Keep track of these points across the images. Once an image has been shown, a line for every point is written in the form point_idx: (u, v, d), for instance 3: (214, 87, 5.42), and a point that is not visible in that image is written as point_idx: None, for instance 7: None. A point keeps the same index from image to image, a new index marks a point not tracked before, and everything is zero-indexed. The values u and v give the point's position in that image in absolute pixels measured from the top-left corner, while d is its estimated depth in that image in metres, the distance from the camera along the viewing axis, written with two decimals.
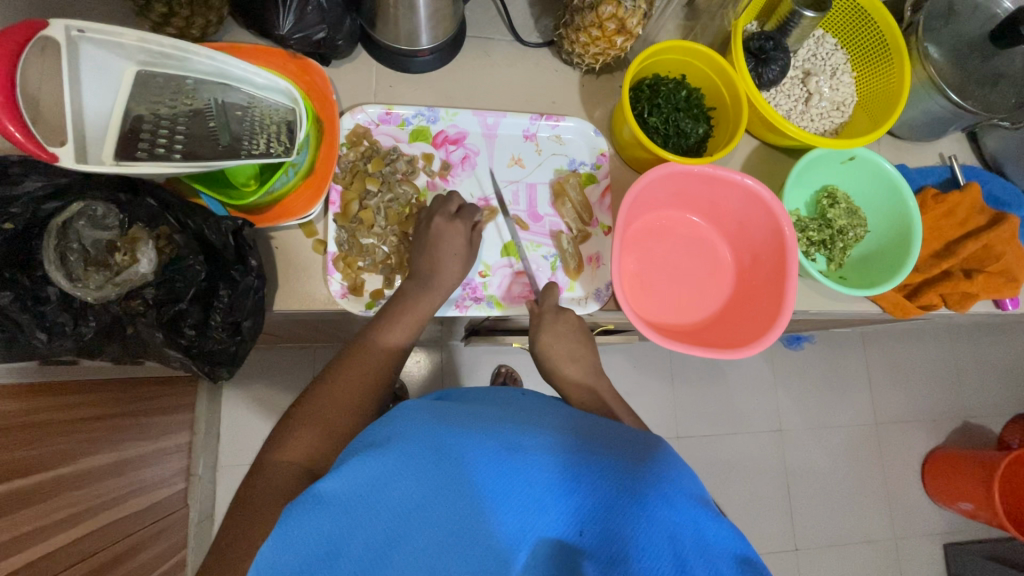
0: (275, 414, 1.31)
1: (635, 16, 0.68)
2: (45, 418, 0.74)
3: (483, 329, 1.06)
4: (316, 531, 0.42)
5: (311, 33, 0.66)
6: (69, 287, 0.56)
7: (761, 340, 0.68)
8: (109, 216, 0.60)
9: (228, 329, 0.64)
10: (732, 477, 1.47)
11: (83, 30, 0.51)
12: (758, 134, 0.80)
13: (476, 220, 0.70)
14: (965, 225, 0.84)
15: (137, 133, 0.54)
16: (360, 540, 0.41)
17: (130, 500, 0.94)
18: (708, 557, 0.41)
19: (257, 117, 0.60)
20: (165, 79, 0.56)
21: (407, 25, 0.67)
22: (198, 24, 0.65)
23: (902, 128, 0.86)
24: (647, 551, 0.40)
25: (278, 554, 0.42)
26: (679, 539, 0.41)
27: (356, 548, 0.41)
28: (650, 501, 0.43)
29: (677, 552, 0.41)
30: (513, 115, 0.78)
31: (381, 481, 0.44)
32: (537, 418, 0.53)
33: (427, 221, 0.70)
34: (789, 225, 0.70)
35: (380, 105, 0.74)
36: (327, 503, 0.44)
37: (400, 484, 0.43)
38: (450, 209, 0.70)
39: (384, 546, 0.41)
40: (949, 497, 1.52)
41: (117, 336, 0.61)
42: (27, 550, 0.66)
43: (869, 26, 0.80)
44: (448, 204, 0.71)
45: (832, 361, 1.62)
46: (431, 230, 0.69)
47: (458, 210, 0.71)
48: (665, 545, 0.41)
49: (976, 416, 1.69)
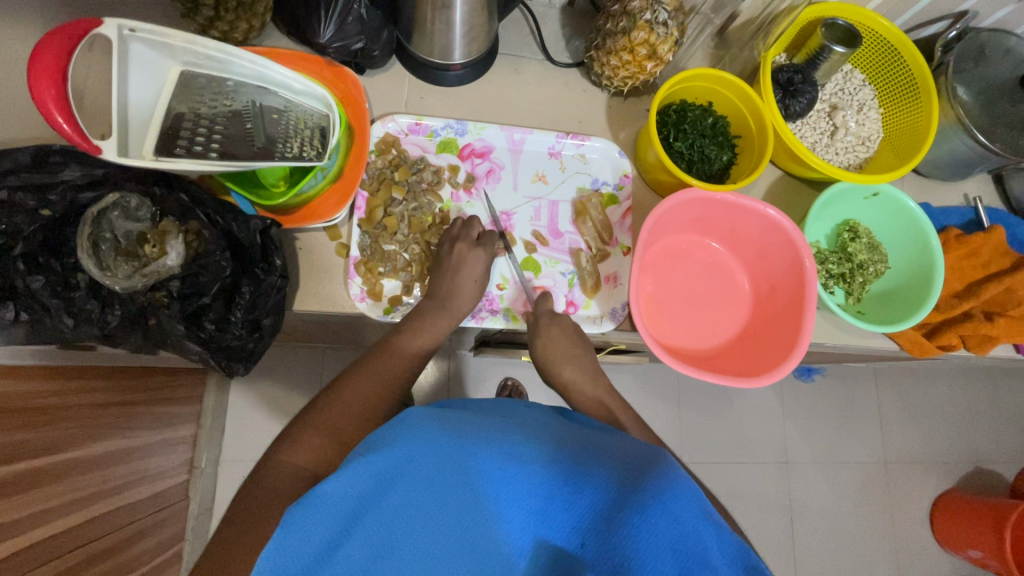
0: (281, 412, 1.32)
1: (667, 43, 0.69)
2: (57, 403, 0.75)
3: (494, 341, 1.07)
4: (315, 535, 0.42)
5: (349, 43, 0.68)
6: (99, 275, 0.58)
7: (777, 370, 0.67)
8: (142, 209, 0.62)
9: (247, 326, 0.65)
10: (735, 507, 1.45)
11: (134, 29, 0.52)
12: (781, 165, 0.81)
13: (491, 240, 0.71)
14: (988, 267, 0.83)
15: (177, 130, 0.55)
16: (357, 544, 0.41)
17: (132, 489, 0.95)
18: (710, 568, 0.41)
19: (292, 120, 0.62)
20: (206, 79, 0.58)
21: (443, 39, 0.69)
22: (241, 29, 0.67)
23: (927, 167, 0.86)
24: (647, 561, 0.39)
25: (275, 558, 0.42)
26: (683, 549, 0.41)
27: (354, 553, 0.41)
28: (653, 509, 0.42)
29: (681, 560, 0.40)
30: (540, 132, 0.79)
31: (380, 488, 0.44)
32: (541, 428, 0.53)
33: (450, 246, 0.70)
34: (809, 256, 0.70)
35: (410, 116, 0.76)
36: (328, 508, 0.43)
37: (400, 491, 0.43)
38: (469, 233, 0.71)
39: (381, 552, 0.41)
40: (958, 543, 1.48)
41: (139, 326, 0.62)
42: (24, 534, 0.66)
43: (898, 64, 0.80)
44: (465, 227, 0.72)
45: (842, 396, 1.60)
46: (446, 256, 0.70)
47: (479, 237, 0.72)
48: (669, 553, 0.41)
49: (989, 461, 1.65)
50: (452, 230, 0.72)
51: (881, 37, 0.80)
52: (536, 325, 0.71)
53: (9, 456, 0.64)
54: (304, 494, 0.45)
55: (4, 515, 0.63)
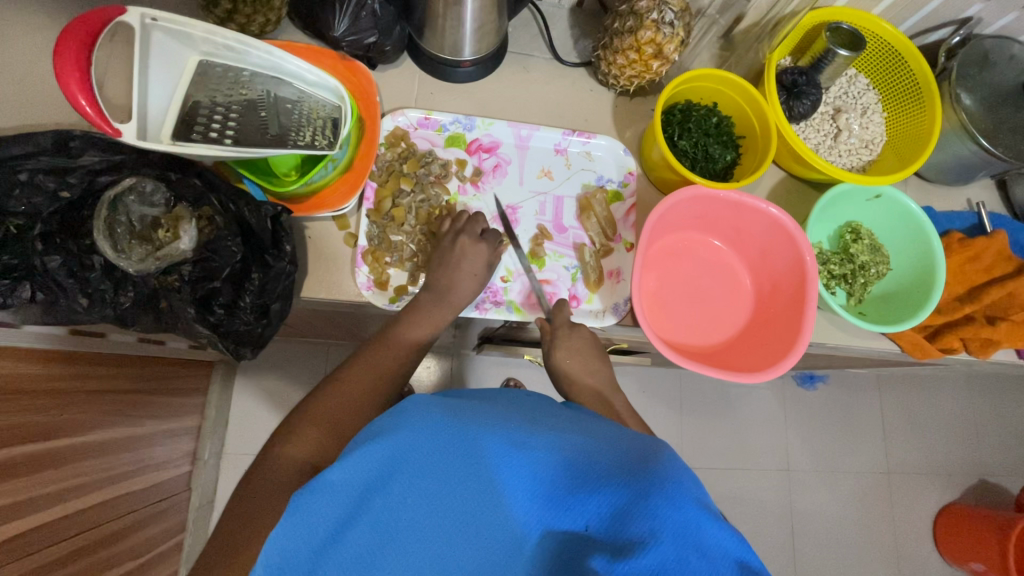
0: (284, 407, 1.33)
1: (673, 42, 0.70)
2: (66, 388, 0.76)
3: (496, 338, 1.07)
4: (322, 519, 0.44)
5: (362, 37, 0.70)
6: (113, 257, 0.59)
7: (777, 367, 0.68)
8: (157, 194, 0.63)
9: (256, 311, 0.66)
10: (736, 514, 1.44)
11: (156, 19, 0.55)
12: (785, 166, 0.82)
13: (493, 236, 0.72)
14: (991, 271, 0.84)
15: (193, 117, 0.57)
16: (363, 528, 0.43)
17: (136, 477, 0.96)
18: (711, 561, 0.41)
19: (305, 110, 0.63)
20: (223, 70, 0.60)
21: (453, 35, 0.71)
22: (257, 22, 0.69)
23: (930, 171, 0.87)
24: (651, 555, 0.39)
25: (284, 540, 0.43)
26: (685, 541, 0.41)
27: (360, 536, 0.42)
28: (654, 500, 0.42)
29: (684, 551, 0.40)
30: (546, 129, 0.80)
31: (384, 472, 0.44)
32: (543, 417, 0.54)
33: (453, 238, 0.71)
34: (811, 254, 0.70)
35: (420, 110, 0.77)
36: (335, 491, 0.45)
37: (404, 476, 0.44)
38: (473, 227, 0.72)
39: (386, 535, 0.42)
40: (960, 556, 1.47)
41: (152, 308, 0.63)
42: (28, 516, 0.67)
43: (901, 68, 0.81)
44: (470, 221, 0.73)
45: (845, 404, 1.60)
46: (448, 248, 0.70)
47: (484, 231, 0.73)
48: (672, 544, 0.40)
49: (993, 473, 1.64)
50: (457, 223, 0.72)
51: (885, 42, 0.81)
52: (553, 335, 0.71)
53: (16, 437, 0.66)
54: (310, 481, 0.46)
55: (9, 496, 0.64)
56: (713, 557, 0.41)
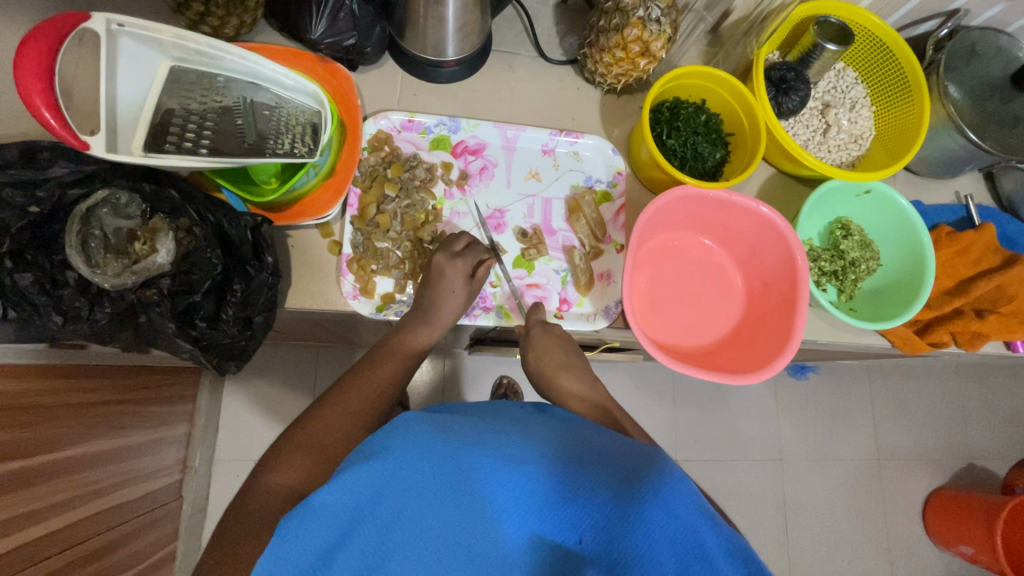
0: (274, 411, 1.31)
1: (659, 40, 0.69)
2: (49, 402, 0.74)
3: (488, 339, 1.07)
4: (308, 545, 0.42)
5: (341, 39, 0.68)
6: (88, 273, 0.57)
7: (771, 366, 0.67)
8: (132, 205, 0.61)
9: (239, 323, 0.64)
10: (731, 504, 1.45)
11: (122, 24, 0.52)
12: (775, 162, 0.81)
13: (477, 252, 0.70)
14: (979, 264, 0.84)
15: (166, 126, 0.55)
16: (353, 554, 0.41)
17: (125, 489, 0.94)
18: (706, 568, 0.40)
19: (283, 116, 0.61)
20: (196, 75, 0.58)
21: (435, 34, 0.69)
22: (232, 25, 0.67)
23: (919, 165, 0.86)
24: (648, 559, 0.39)
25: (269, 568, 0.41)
26: (681, 547, 0.40)
27: (350, 561, 0.41)
28: (650, 510, 0.41)
29: (678, 555, 0.40)
30: (533, 129, 0.79)
31: (372, 494, 0.43)
32: (535, 428, 0.53)
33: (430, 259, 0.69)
34: (802, 252, 0.69)
35: (403, 112, 0.76)
36: (323, 516, 0.42)
37: (395, 497, 0.42)
38: (451, 247, 0.70)
39: (377, 560, 0.40)
40: (949, 538, 1.49)
41: (131, 322, 0.62)
42: (16, 534, 0.65)
43: (889, 60, 0.81)
44: (448, 242, 0.70)
45: (837, 394, 1.61)
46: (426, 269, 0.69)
47: (464, 248, 0.70)
48: (667, 551, 0.40)
49: (981, 457, 1.66)
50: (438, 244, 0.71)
51: (873, 35, 0.80)
52: (528, 335, 0.70)
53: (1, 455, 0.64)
54: (296, 505, 0.43)
55: None
56: (707, 560, 0.40)
